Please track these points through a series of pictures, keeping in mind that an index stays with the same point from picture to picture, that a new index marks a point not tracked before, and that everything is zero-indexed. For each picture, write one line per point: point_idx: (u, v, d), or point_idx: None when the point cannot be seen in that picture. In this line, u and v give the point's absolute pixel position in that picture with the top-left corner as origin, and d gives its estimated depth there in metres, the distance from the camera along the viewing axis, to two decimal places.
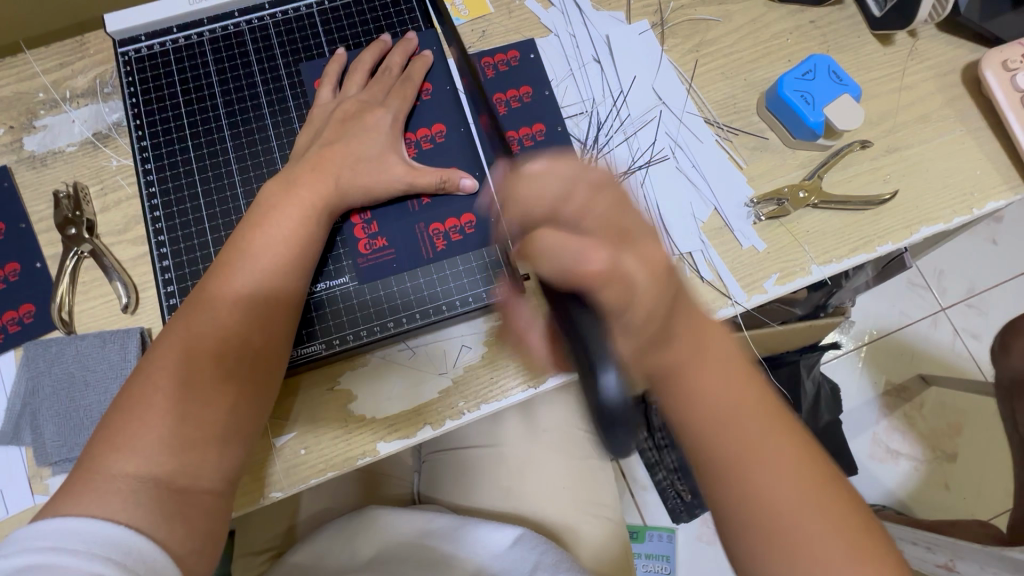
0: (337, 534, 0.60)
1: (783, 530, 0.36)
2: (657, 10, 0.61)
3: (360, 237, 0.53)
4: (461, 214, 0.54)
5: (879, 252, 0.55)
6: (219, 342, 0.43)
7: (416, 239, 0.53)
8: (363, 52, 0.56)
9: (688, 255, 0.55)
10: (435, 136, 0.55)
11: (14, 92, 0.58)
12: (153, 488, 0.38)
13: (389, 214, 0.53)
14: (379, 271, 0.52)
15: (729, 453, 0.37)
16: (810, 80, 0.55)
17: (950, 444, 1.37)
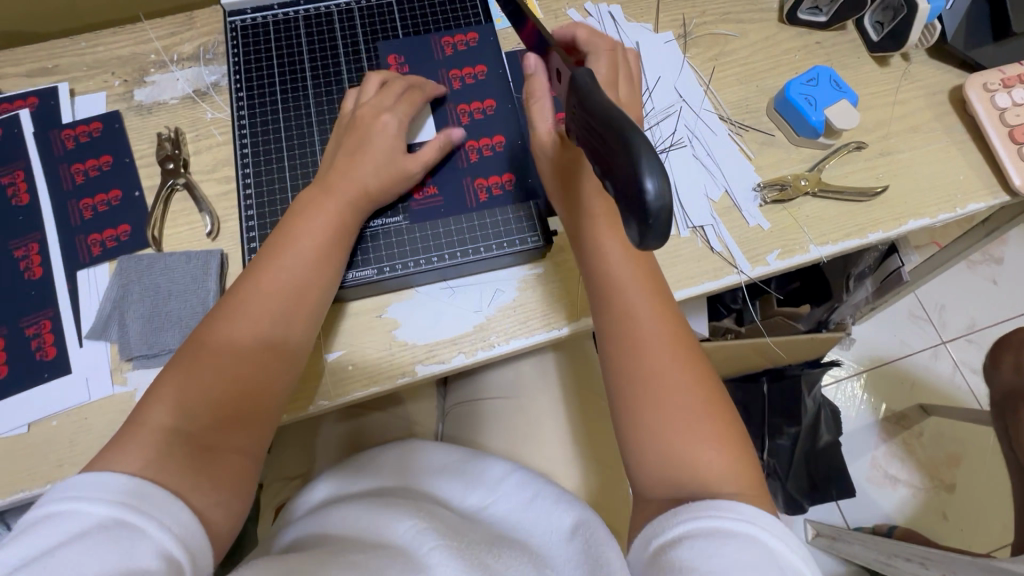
0: (336, 478, 0.64)
1: (688, 460, 0.45)
2: (682, 24, 0.71)
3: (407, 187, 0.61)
4: (502, 174, 0.62)
5: (871, 238, 0.62)
6: (263, 324, 0.48)
7: (464, 190, 0.61)
8: (433, 41, 0.66)
9: (700, 229, 0.62)
10: (485, 110, 0.64)
11: (130, 53, 0.68)
12: (185, 444, 0.43)
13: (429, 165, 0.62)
14: (428, 214, 0.60)
15: (640, 342, 0.49)
16: (813, 86, 0.63)
17: (949, 474, 1.39)
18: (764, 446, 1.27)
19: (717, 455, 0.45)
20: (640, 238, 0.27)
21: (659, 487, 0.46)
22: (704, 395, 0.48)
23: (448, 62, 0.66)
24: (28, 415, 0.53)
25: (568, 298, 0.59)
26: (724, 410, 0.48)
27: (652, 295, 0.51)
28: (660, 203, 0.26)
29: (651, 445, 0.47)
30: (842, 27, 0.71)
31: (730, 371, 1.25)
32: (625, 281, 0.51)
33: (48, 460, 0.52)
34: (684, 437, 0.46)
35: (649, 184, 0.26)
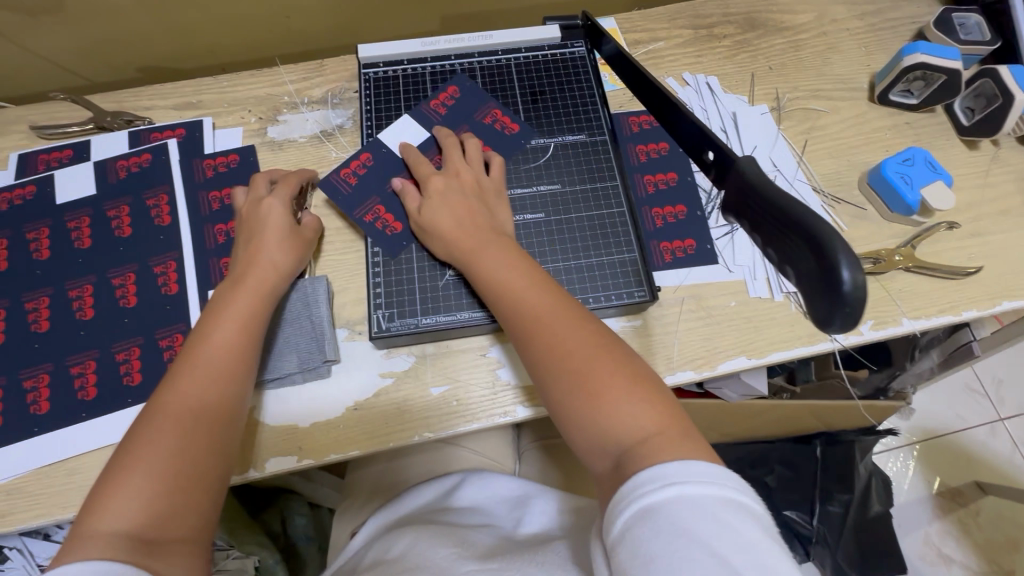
0: (398, 507, 0.68)
1: (617, 427, 0.43)
2: (775, 98, 0.75)
3: (356, 158, 0.64)
4: (364, 157, 0.64)
5: (965, 316, 0.63)
6: (192, 396, 0.47)
7: (340, 180, 0.64)
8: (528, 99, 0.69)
9: (795, 294, 0.64)
10: (449, 99, 0.67)
11: (265, 93, 0.75)
12: (129, 540, 0.39)
13: (387, 159, 0.65)
14: (355, 202, 0.63)
15: (529, 329, 0.48)
16: (909, 165, 0.66)
17: (1009, 559, 1.33)
18: (814, 512, 1.25)
19: (639, 410, 0.43)
20: (824, 321, 0.30)
21: (598, 459, 0.43)
22: (613, 363, 0.45)
23: (482, 107, 0.67)
24: None
25: (664, 352, 0.61)
26: (632, 369, 0.45)
27: (529, 283, 0.51)
28: (854, 291, 0.28)
29: (578, 426, 0.44)
30: (931, 110, 0.74)
31: (781, 431, 1.24)
32: (504, 279, 0.51)
33: None
34: (595, 396, 0.44)
35: (846, 275, 0.28)
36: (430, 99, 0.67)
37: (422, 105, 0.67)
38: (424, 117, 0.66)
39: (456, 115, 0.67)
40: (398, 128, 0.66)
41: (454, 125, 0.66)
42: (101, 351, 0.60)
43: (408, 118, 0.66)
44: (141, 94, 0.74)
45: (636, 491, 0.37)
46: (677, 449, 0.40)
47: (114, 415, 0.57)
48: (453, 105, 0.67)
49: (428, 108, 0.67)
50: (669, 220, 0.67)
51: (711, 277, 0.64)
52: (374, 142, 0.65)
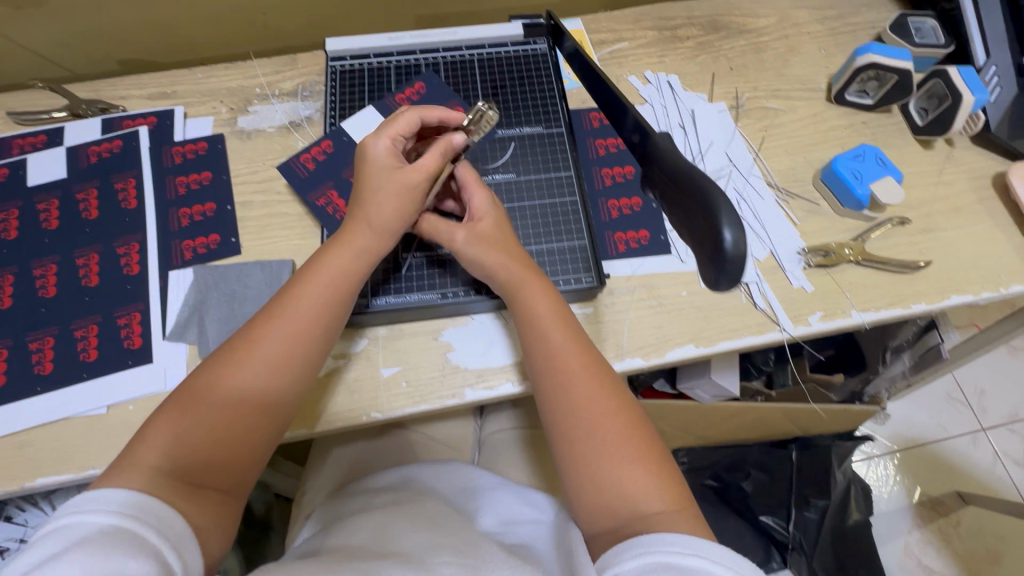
0: (347, 492, 0.68)
1: (627, 486, 0.48)
2: (734, 97, 0.77)
3: (318, 144, 0.68)
4: (322, 142, 0.68)
5: (913, 309, 0.64)
6: (250, 372, 0.48)
7: (294, 164, 0.67)
8: (490, 94, 0.71)
9: (746, 285, 0.64)
10: (417, 92, 0.69)
11: (238, 85, 0.77)
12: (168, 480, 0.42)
13: (346, 147, 0.68)
14: (311, 185, 0.66)
15: (560, 369, 0.53)
16: (859, 161, 0.67)
17: (989, 571, 1.31)
18: (790, 517, 1.24)
19: (642, 474, 0.49)
20: (714, 282, 0.31)
21: (603, 516, 0.48)
22: (628, 420, 0.51)
23: (448, 105, 0.69)
24: (108, 398, 0.58)
25: (613, 338, 0.62)
26: (645, 432, 0.51)
27: (563, 328, 0.54)
28: (736, 250, 0.29)
29: (579, 469, 0.50)
30: (887, 110, 0.76)
31: (757, 434, 1.23)
32: (544, 318, 0.55)
33: (121, 442, 0.57)
34: (613, 458, 0.49)
35: (728, 235, 0.30)
36: (397, 93, 0.69)
37: (388, 98, 0.69)
38: (388, 109, 0.69)
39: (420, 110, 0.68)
40: (361, 117, 0.68)
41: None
42: (60, 328, 0.61)
43: (373, 111, 0.69)
44: (117, 84, 0.76)
45: (659, 544, 0.42)
46: (689, 523, 0.46)
47: (68, 390, 0.58)
48: (418, 100, 0.69)
49: (394, 101, 0.69)
50: (623, 212, 0.68)
51: (663, 267, 0.66)
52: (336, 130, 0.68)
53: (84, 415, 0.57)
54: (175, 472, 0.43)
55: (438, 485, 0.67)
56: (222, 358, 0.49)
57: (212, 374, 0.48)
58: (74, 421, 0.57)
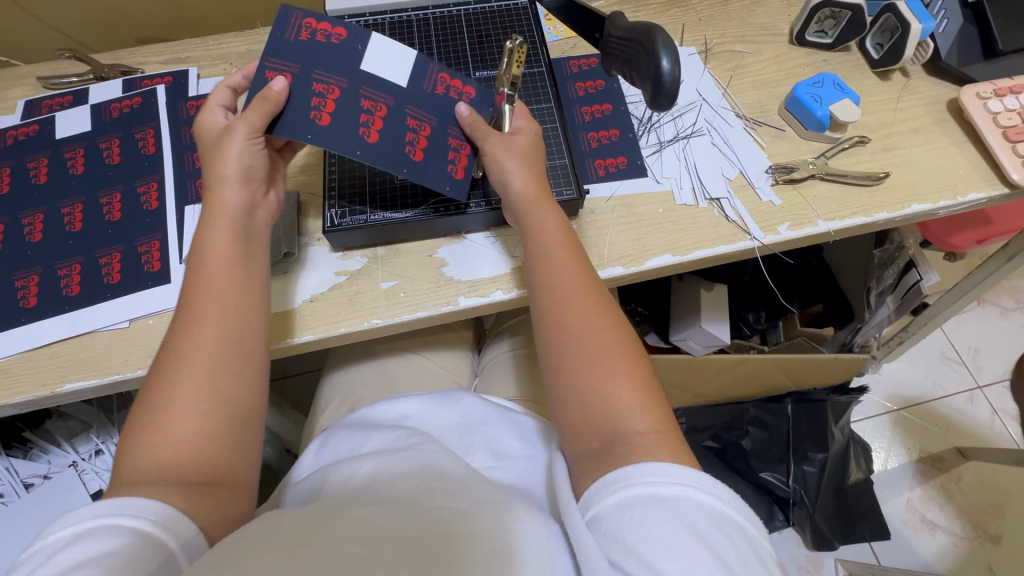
0: (341, 422, 0.67)
1: (613, 401, 0.48)
2: (704, 42, 0.83)
3: (333, 26, 0.60)
4: (335, 27, 0.60)
5: (876, 217, 0.68)
6: (204, 339, 0.49)
7: (290, 20, 0.59)
8: (477, 42, 0.77)
9: (717, 201, 0.69)
10: (457, 91, 0.63)
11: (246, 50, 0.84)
12: (160, 483, 0.44)
13: (348, 55, 0.60)
14: (280, 49, 0.58)
15: (562, 285, 0.55)
16: (819, 88, 0.73)
17: (993, 524, 1.32)
18: (790, 472, 1.25)
19: (627, 390, 0.49)
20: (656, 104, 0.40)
21: (586, 436, 0.48)
22: (611, 335, 0.52)
23: (463, 130, 0.63)
24: (130, 313, 0.63)
25: (596, 250, 0.66)
26: (631, 350, 0.52)
27: (569, 257, 0.56)
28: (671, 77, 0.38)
29: (560, 381, 0.51)
30: (846, 49, 0.81)
31: (754, 390, 1.25)
32: (552, 245, 0.57)
33: (142, 352, 0.61)
34: (599, 372, 0.50)
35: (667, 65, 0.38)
36: (446, 72, 0.63)
37: (434, 66, 0.63)
38: (420, 75, 0.62)
39: (437, 105, 0.62)
40: (391, 51, 0.62)
41: (427, 106, 0.62)
42: (85, 256, 0.66)
43: (409, 58, 0.62)
44: (136, 53, 0.84)
45: (645, 476, 0.42)
46: (670, 450, 0.45)
47: (94, 308, 0.63)
48: (451, 97, 0.63)
49: (433, 75, 0.63)
50: (602, 142, 0.74)
51: (641, 188, 0.71)
52: (365, 33, 0.61)
53: (108, 329, 0.62)
54: (171, 474, 0.44)
55: (434, 424, 0.66)
56: (180, 335, 0.49)
57: (161, 363, 0.49)
58: (99, 335, 0.62)
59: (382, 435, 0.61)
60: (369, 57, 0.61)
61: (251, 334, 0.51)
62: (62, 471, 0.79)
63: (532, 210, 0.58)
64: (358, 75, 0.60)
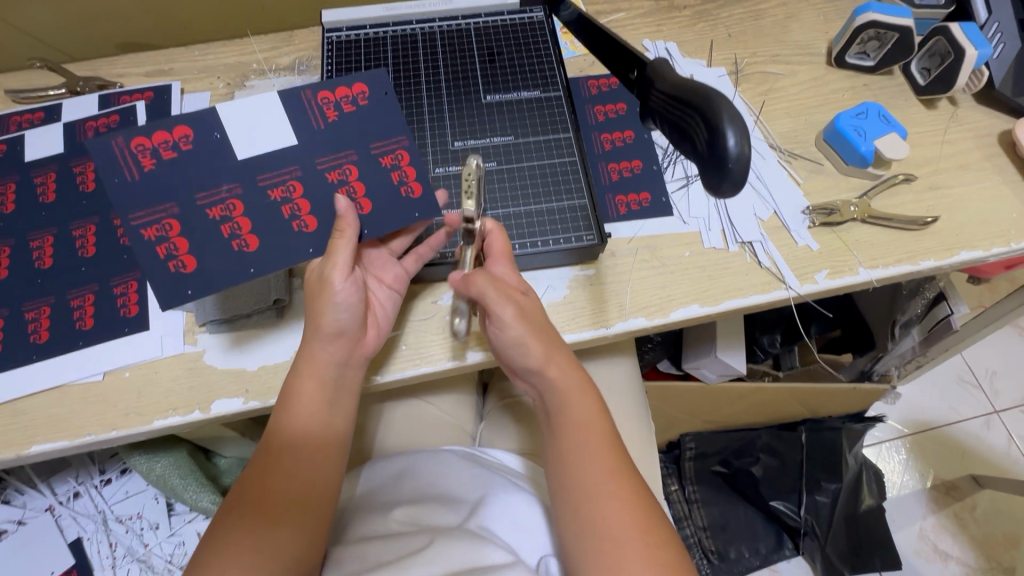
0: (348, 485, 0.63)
1: None
2: (734, 62, 0.76)
3: (168, 130, 0.47)
4: (174, 128, 0.47)
5: (922, 265, 0.62)
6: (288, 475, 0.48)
7: (116, 155, 0.46)
8: (488, 60, 0.70)
9: (749, 244, 0.64)
10: (355, 98, 0.51)
11: (235, 62, 0.77)
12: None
13: (214, 149, 0.48)
14: (138, 198, 0.47)
15: (584, 455, 0.50)
16: (862, 119, 0.66)
17: (1007, 555, 1.28)
18: (802, 502, 1.21)
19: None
20: (716, 187, 0.35)
21: None
22: (643, 519, 0.47)
23: (389, 138, 0.52)
24: (105, 364, 0.57)
25: (616, 299, 0.61)
26: (651, 520, 0.48)
27: (600, 457, 0.50)
28: (736, 154, 0.34)
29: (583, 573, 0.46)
30: (889, 72, 0.75)
31: (767, 418, 1.21)
32: (580, 455, 0.50)
33: (116, 409, 0.56)
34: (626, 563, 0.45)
35: (731, 140, 0.33)
36: (324, 89, 0.50)
37: (306, 92, 0.50)
38: (301, 113, 0.50)
39: (348, 129, 0.51)
40: (258, 111, 0.49)
41: (339, 141, 0.51)
42: (56, 297, 0.60)
43: (276, 103, 0.49)
44: (116, 63, 0.77)
45: None
46: None
47: (65, 357, 0.58)
48: (350, 112, 0.51)
49: (313, 102, 0.50)
50: (624, 174, 0.67)
51: (666, 228, 0.65)
52: (206, 115, 0.48)
53: (79, 382, 0.57)
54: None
55: (439, 485, 0.59)
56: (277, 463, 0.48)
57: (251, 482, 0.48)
58: (70, 388, 0.57)
59: (376, 520, 0.54)
60: (239, 142, 0.49)
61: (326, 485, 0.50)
62: (38, 516, 0.73)
63: (564, 400, 0.52)
64: (241, 169, 0.49)
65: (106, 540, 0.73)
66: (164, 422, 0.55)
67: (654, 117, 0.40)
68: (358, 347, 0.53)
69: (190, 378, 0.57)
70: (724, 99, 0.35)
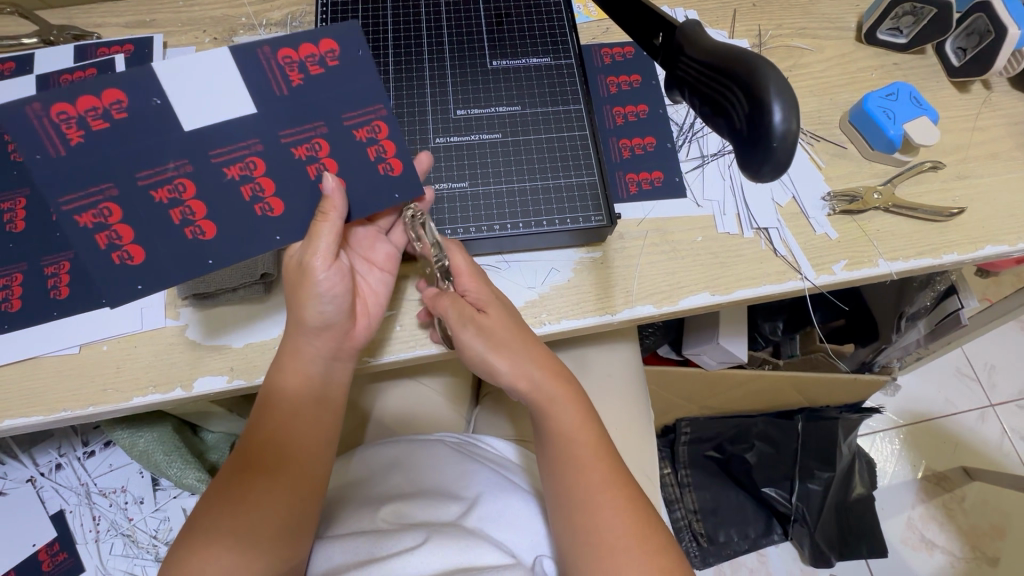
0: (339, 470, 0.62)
1: None
2: (758, 34, 0.71)
3: (95, 94, 0.39)
4: (102, 91, 0.39)
5: (945, 259, 0.59)
6: (271, 469, 0.47)
7: (33, 127, 0.39)
8: (495, 22, 0.65)
9: (765, 231, 0.60)
10: (325, 59, 0.44)
11: (222, 14, 0.71)
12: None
13: (154, 119, 0.41)
14: (66, 178, 0.41)
15: (573, 454, 0.49)
16: (892, 101, 0.62)
17: (992, 546, 1.29)
18: (794, 489, 1.21)
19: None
20: (755, 170, 0.32)
21: None
22: (636, 521, 0.47)
23: (363, 107, 0.46)
24: (81, 337, 0.54)
25: (623, 284, 0.57)
26: (639, 515, 0.47)
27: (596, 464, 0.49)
28: (785, 131, 0.30)
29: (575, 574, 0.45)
30: (921, 52, 0.70)
31: (764, 405, 1.19)
32: (580, 456, 0.49)
33: (94, 384, 0.53)
34: (618, 563, 0.44)
35: (778, 115, 0.30)
36: (286, 47, 0.43)
37: (266, 49, 0.42)
38: (261, 76, 0.43)
39: (317, 98, 0.45)
40: (209, 72, 0.41)
41: (305, 111, 0.45)
42: (28, 264, 0.56)
43: (229, 61, 0.42)
44: (93, 11, 0.71)
45: None
46: None
47: (39, 328, 0.54)
48: (318, 75, 0.44)
49: (273, 62, 0.43)
50: (635, 152, 0.63)
51: (678, 211, 0.61)
52: (141, 75, 0.40)
53: (54, 355, 0.54)
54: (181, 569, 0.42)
55: (426, 477, 0.57)
56: (259, 454, 0.48)
57: (233, 478, 0.47)
58: (44, 361, 0.54)
59: (363, 515, 0.52)
60: (184, 112, 0.42)
61: (308, 480, 0.49)
62: (18, 487, 0.71)
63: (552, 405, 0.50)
64: (191, 143, 0.43)
65: (89, 513, 0.71)
66: (143, 400, 0.53)
67: (686, 91, 0.36)
68: (347, 338, 0.51)
69: (171, 354, 0.54)
70: (773, 68, 0.31)
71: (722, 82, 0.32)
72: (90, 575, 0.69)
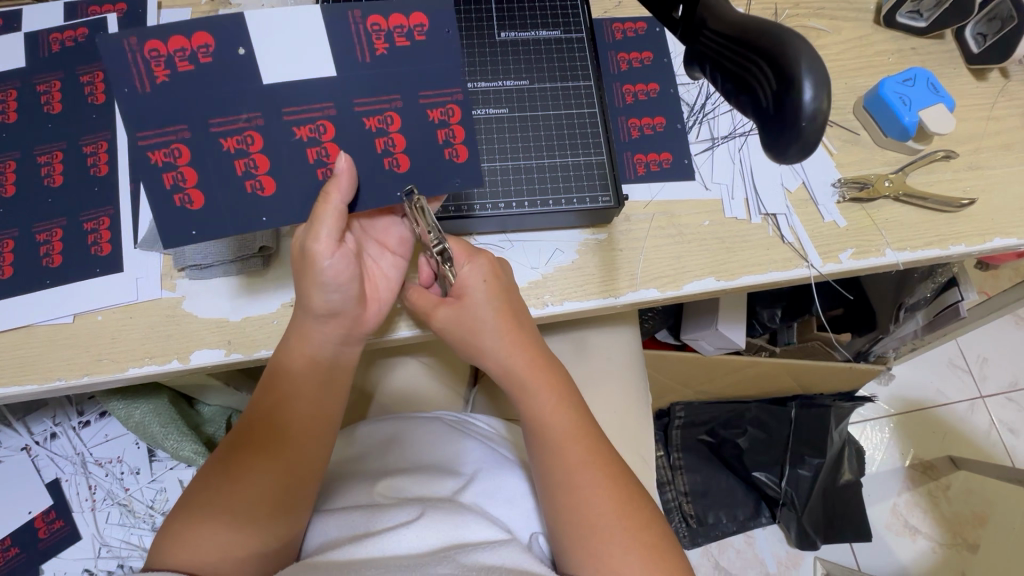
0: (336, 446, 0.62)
1: None
2: (774, 13, 0.69)
3: (187, 36, 0.41)
4: (193, 34, 0.41)
5: (951, 250, 0.59)
6: (268, 446, 0.47)
7: (129, 59, 0.40)
8: None
9: (772, 217, 0.59)
10: (411, 33, 0.44)
11: None
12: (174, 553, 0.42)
13: (239, 67, 0.42)
14: (147, 112, 0.42)
15: (570, 434, 0.49)
16: (908, 86, 0.61)
17: (974, 533, 1.32)
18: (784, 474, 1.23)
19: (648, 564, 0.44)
20: (781, 150, 0.32)
21: None
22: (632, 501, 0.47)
23: (444, 88, 0.46)
24: (75, 306, 0.53)
25: (627, 268, 0.57)
26: (633, 496, 0.47)
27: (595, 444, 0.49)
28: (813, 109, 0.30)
29: (571, 551, 0.45)
30: (939, 36, 0.69)
31: (758, 392, 1.20)
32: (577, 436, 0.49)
33: (88, 353, 0.52)
34: (613, 543, 0.45)
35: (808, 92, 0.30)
36: (376, 14, 0.43)
37: (355, 14, 0.43)
38: (348, 40, 0.43)
39: (396, 71, 0.45)
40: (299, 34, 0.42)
41: (385, 84, 0.45)
42: (21, 230, 0.55)
43: (321, 22, 0.42)
44: None
45: None
46: None
47: (32, 296, 0.53)
48: (404, 49, 0.44)
49: (361, 28, 0.43)
50: (645, 132, 0.62)
51: (686, 193, 0.60)
52: (233, 22, 0.41)
53: (47, 323, 0.53)
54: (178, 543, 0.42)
55: (422, 452, 0.57)
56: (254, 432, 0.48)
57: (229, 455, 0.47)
58: (37, 330, 0.53)
59: (357, 489, 0.52)
60: (267, 67, 0.42)
61: (305, 456, 0.48)
62: (13, 455, 0.71)
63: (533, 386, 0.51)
64: (265, 98, 0.43)
65: (84, 482, 0.71)
66: (139, 371, 0.52)
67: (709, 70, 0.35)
68: (357, 323, 0.50)
69: (167, 326, 0.53)
70: (803, 43, 0.30)
71: (750, 57, 0.32)
72: (87, 543, 0.69)
